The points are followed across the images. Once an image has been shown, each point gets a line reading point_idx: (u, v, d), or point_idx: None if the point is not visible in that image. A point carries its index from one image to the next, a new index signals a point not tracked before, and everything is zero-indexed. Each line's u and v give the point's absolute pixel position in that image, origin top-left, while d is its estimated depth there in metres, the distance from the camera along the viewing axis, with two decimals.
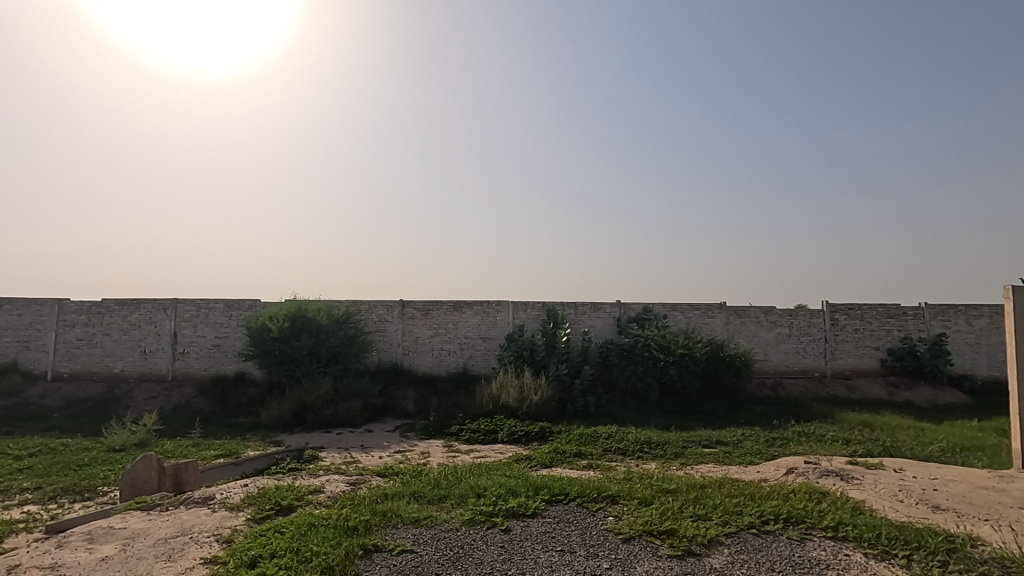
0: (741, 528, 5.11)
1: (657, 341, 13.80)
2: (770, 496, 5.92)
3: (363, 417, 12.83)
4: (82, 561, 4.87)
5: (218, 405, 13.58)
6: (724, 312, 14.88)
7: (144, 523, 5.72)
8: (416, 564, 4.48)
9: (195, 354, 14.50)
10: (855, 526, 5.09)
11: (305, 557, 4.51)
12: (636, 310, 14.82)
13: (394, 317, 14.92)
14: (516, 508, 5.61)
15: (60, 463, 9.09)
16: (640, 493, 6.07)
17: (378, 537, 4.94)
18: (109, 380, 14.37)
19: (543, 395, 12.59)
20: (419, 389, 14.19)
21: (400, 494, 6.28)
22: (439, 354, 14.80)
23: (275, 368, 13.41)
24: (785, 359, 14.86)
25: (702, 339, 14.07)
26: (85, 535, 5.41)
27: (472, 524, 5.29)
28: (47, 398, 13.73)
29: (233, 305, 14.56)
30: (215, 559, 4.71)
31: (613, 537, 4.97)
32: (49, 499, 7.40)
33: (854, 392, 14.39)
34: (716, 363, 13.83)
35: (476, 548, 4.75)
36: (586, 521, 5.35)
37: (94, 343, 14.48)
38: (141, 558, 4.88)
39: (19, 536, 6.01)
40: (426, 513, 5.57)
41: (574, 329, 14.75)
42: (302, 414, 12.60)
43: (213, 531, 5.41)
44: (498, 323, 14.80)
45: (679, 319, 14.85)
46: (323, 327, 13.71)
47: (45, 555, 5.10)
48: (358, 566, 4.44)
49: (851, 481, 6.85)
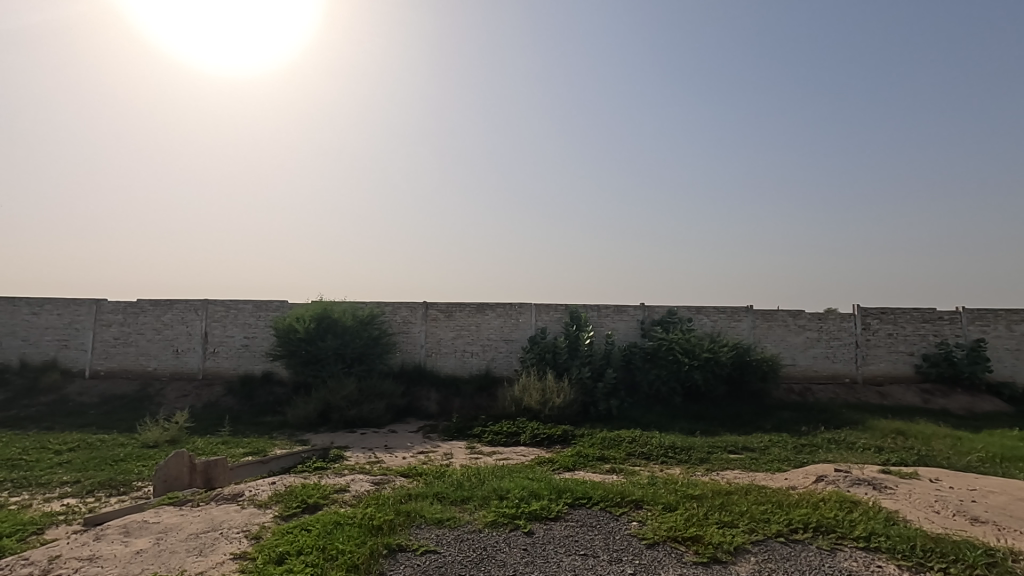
0: (769, 536, 5.00)
1: (682, 345, 13.65)
2: (800, 505, 5.78)
3: (387, 418, 12.95)
4: (117, 554, 5.01)
5: (247, 404, 13.89)
6: (750, 316, 14.65)
7: (176, 518, 5.88)
8: (440, 564, 4.51)
9: (225, 354, 14.85)
10: (890, 537, 4.93)
11: (331, 555, 4.57)
12: (661, 313, 14.68)
13: (418, 318, 15.05)
14: (539, 511, 5.59)
15: (95, 458, 9.40)
16: (664, 498, 5.99)
17: (402, 537, 4.98)
18: (143, 379, 14.81)
19: (566, 398, 12.56)
20: (442, 391, 14.28)
21: (423, 495, 6.31)
22: (462, 355, 14.87)
23: (302, 368, 13.67)
24: (814, 364, 14.53)
25: (728, 343, 13.86)
26: (121, 529, 5.57)
27: (495, 527, 5.29)
28: (84, 395, 14.19)
29: (261, 306, 14.89)
30: (244, 555, 4.81)
31: (637, 542, 4.92)
32: (86, 493, 7.66)
33: (886, 399, 13.96)
34: (742, 367, 13.59)
35: (499, 550, 4.75)
36: (609, 526, 5.31)
37: (129, 343, 14.94)
38: (173, 552, 5.01)
39: (57, 528, 6.24)
40: (449, 514, 5.61)
41: (597, 331, 14.69)
42: (327, 414, 12.76)
43: (242, 527, 5.52)
44: (520, 325, 14.80)
45: (704, 322, 14.68)
46: (347, 328, 13.93)
47: (82, 546, 5.28)
48: (383, 565, 4.48)
49: (884, 491, 6.64)
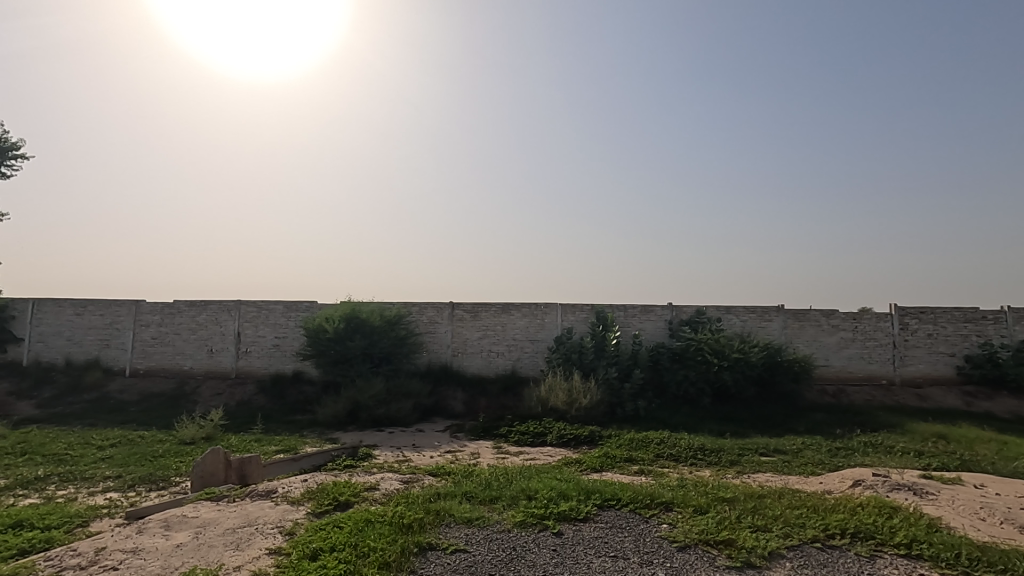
0: (804, 541, 4.88)
1: (711, 345, 13.44)
2: (836, 510, 5.63)
3: (414, 417, 13.07)
4: (159, 547, 5.18)
5: (278, 403, 14.19)
6: (781, 315, 14.33)
7: (213, 513, 6.04)
8: (469, 564, 4.53)
9: (257, 354, 15.20)
10: (933, 544, 4.76)
11: (363, 552, 4.64)
12: (689, 313, 14.48)
13: (444, 318, 15.16)
14: (568, 512, 5.58)
15: (136, 454, 9.73)
16: (694, 500, 5.90)
17: (432, 535, 5.02)
18: (180, 377, 15.27)
19: (592, 398, 12.50)
20: (468, 390, 14.35)
21: (452, 494, 6.35)
22: (488, 355, 14.92)
23: (331, 368, 13.90)
24: (848, 365, 14.14)
25: (758, 343, 13.60)
26: (162, 523, 5.75)
27: (524, 527, 5.29)
28: (124, 393, 14.70)
29: (292, 307, 15.21)
30: (280, 551, 4.92)
31: (667, 545, 4.86)
32: (128, 487, 7.94)
33: (926, 402, 13.49)
34: (773, 368, 13.32)
35: (529, 551, 4.75)
36: (639, 528, 5.26)
37: (167, 342, 15.43)
38: (212, 545, 5.15)
39: (102, 521, 6.48)
40: (478, 513, 5.63)
41: (624, 331, 14.57)
42: (356, 413, 12.92)
43: (277, 523, 5.64)
44: (546, 325, 14.77)
45: (733, 322, 14.43)
46: (375, 328, 14.12)
47: (126, 539, 5.46)
48: (414, 563, 4.53)
49: (925, 497, 6.43)
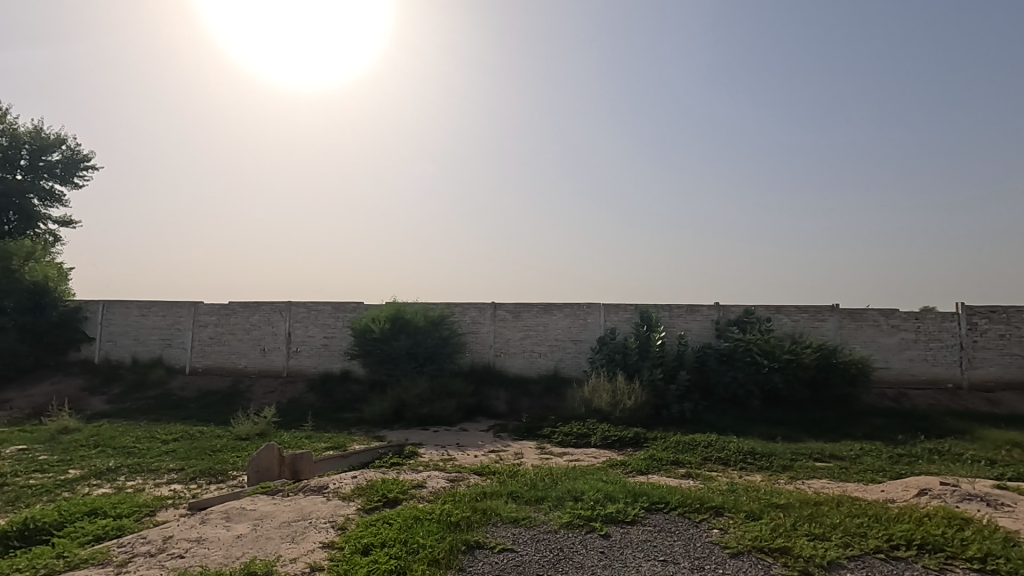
0: (866, 552, 4.66)
1: (760, 346, 13.03)
2: (900, 519, 5.35)
3: (458, 416, 13.20)
4: (221, 537, 5.43)
5: (327, 401, 14.62)
6: (836, 315, 13.74)
7: (270, 506, 6.28)
8: (517, 564, 4.54)
9: (307, 353, 15.71)
10: (1010, 560, 4.46)
11: (413, 549, 4.72)
12: (737, 313, 14.08)
13: (486, 318, 15.26)
14: (615, 514, 5.51)
15: (196, 448, 10.22)
16: (747, 506, 5.72)
17: (479, 534, 5.05)
18: (235, 376, 15.95)
19: (637, 399, 12.32)
20: (511, 390, 14.39)
21: (497, 493, 6.38)
22: (530, 355, 14.93)
23: (377, 367, 14.22)
24: (910, 367, 13.42)
25: (811, 344, 13.08)
26: (223, 514, 6.02)
27: (571, 528, 5.27)
28: (185, 389, 15.47)
29: (340, 307, 15.64)
30: (333, 544, 5.07)
31: (719, 551, 4.73)
32: (190, 480, 8.35)
33: (998, 407, 12.64)
34: (827, 370, 12.79)
35: (576, 552, 4.72)
36: (689, 533, 5.14)
37: (223, 342, 16.14)
38: (269, 537, 5.36)
39: (167, 511, 6.84)
40: (524, 514, 5.64)
41: (669, 332, 14.31)
42: (401, 412, 13.16)
43: (329, 518, 5.81)
44: (589, 325, 14.66)
45: (784, 322, 13.93)
46: (419, 328, 14.36)
47: (191, 528, 5.75)
48: (462, 561, 4.57)
49: (1000, 508, 6.02)
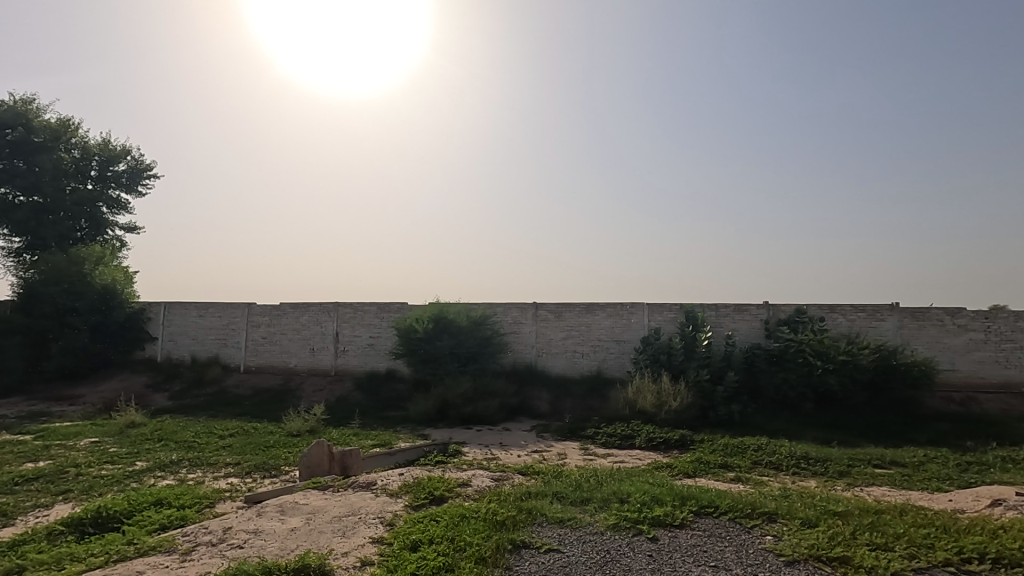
0: (933, 564, 4.41)
1: (813, 347, 12.52)
2: (971, 531, 5.04)
3: (500, 416, 13.26)
4: (276, 530, 5.63)
5: (373, 399, 14.96)
6: (896, 314, 13.06)
7: (321, 501, 6.48)
8: (564, 564, 4.52)
9: (353, 352, 16.12)
10: None
11: (460, 546, 4.77)
12: (787, 313, 13.59)
13: (528, 318, 15.27)
14: (663, 517, 5.41)
15: (251, 444, 10.65)
16: (802, 513, 5.51)
17: (525, 534, 5.06)
18: (286, 374, 16.53)
19: (683, 401, 12.07)
20: (553, 390, 14.35)
21: (542, 493, 6.38)
22: (572, 355, 14.85)
23: (421, 366, 14.45)
24: (978, 370, 12.62)
25: (869, 345, 12.47)
26: (278, 507, 6.26)
27: (617, 530, 5.21)
28: (239, 387, 16.15)
29: (384, 308, 15.97)
30: (382, 540, 5.18)
31: (773, 559, 4.57)
32: (246, 473, 8.71)
33: None
34: (886, 372, 12.18)
35: (623, 555, 4.66)
36: (741, 539, 4.99)
37: (275, 341, 16.76)
38: (321, 531, 5.53)
39: (225, 503, 7.16)
40: (570, 514, 5.61)
41: (716, 332, 13.95)
42: (445, 411, 13.33)
43: (378, 514, 5.95)
44: (632, 325, 14.46)
45: (839, 322, 13.35)
46: (462, 328, 14.51)
47: (248, 520, 5.99)
48: (509, 560, 4.59)
49: None
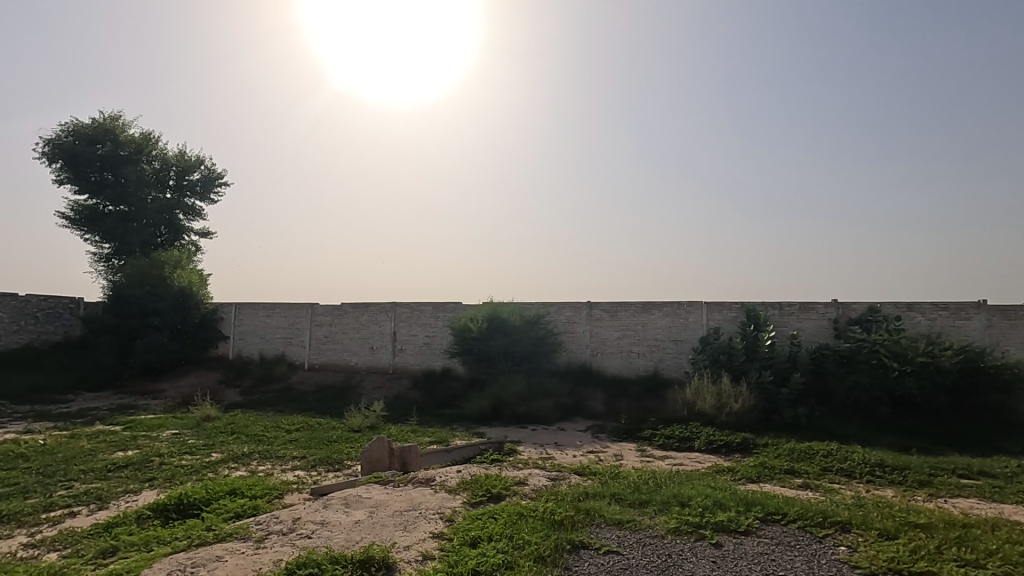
0: None
1: (888, 347, 11.76)
2: None
3: (555, 415, 13.22)
4: (342, 522, 5.85)
5: (429, 397, 15.26)
6: (983, 313, 12.07)
7: (383, 495, 6.68)
8: (624, 566, 4.45)
9: (410, 351, 16.51)
10: None
11: (519, 545, 4.79)
12: (859, 311, 12.84)
13: (582, 318, 15.15)
14: (727, 523, 5.23)
15: (315, 438, 11.12)
16: (879, 523, 5.18)
17: (583, 534, 5.02)
18: (347, 371, 17.14)
19: (745, 403, 11.64)
20: (608, 391, 14.17)
21: (600, 494, 6.31)
22: (628, 355, 14.61)
23: (475, 365, 14.62)
24: None
25: (952, 346, 11.53)
26: (342, 500, 6.50)
27: (678, 534, 5.08)
28: (304, 383, 16.88)
29: (440, 308, 16.26)
30: (442, 535, 5.28)
31: (848, 571, 4.33)
32: (312, 467, 9.10)
33: None
34: (973, 375, 11.27)
35: (686, 560, 4.54)
36: (811, 548, 4.75)
37: (336, 340, 17.41)
38: (384, 524, 5.70)
39: (293, 495, 7.50)
40: (629, 516, 5.52)
41: (780, 332, 13.37)
42: (499, 410, 13.43)
43: (438, 509, 6.07)
44: (690, 325, 14.06)
45: (917, 321, 12.49)
46: (516, 327, 14.57)
47: (315, 512, 6.26)
48: (568, 560, 4.57)
49: None
